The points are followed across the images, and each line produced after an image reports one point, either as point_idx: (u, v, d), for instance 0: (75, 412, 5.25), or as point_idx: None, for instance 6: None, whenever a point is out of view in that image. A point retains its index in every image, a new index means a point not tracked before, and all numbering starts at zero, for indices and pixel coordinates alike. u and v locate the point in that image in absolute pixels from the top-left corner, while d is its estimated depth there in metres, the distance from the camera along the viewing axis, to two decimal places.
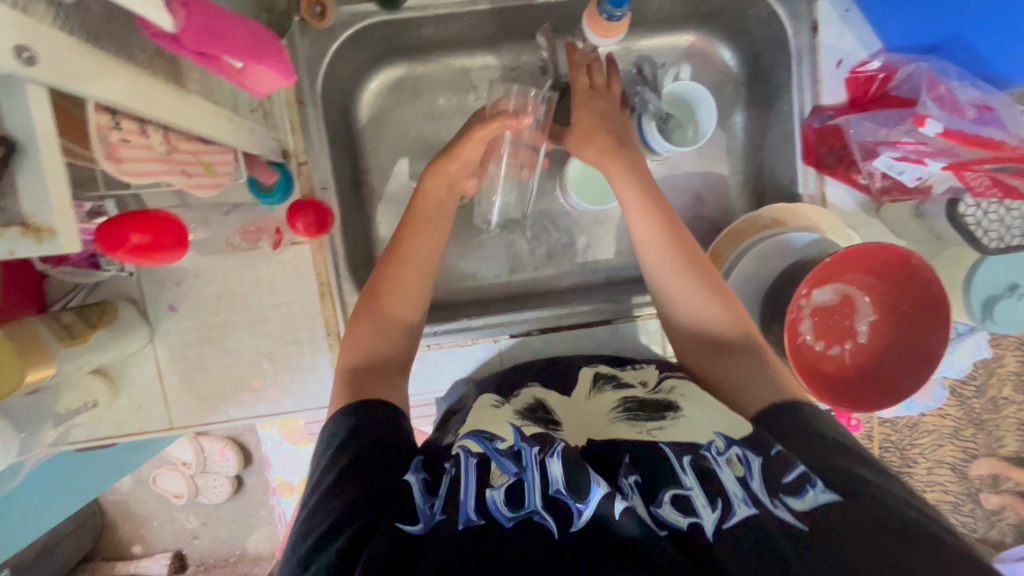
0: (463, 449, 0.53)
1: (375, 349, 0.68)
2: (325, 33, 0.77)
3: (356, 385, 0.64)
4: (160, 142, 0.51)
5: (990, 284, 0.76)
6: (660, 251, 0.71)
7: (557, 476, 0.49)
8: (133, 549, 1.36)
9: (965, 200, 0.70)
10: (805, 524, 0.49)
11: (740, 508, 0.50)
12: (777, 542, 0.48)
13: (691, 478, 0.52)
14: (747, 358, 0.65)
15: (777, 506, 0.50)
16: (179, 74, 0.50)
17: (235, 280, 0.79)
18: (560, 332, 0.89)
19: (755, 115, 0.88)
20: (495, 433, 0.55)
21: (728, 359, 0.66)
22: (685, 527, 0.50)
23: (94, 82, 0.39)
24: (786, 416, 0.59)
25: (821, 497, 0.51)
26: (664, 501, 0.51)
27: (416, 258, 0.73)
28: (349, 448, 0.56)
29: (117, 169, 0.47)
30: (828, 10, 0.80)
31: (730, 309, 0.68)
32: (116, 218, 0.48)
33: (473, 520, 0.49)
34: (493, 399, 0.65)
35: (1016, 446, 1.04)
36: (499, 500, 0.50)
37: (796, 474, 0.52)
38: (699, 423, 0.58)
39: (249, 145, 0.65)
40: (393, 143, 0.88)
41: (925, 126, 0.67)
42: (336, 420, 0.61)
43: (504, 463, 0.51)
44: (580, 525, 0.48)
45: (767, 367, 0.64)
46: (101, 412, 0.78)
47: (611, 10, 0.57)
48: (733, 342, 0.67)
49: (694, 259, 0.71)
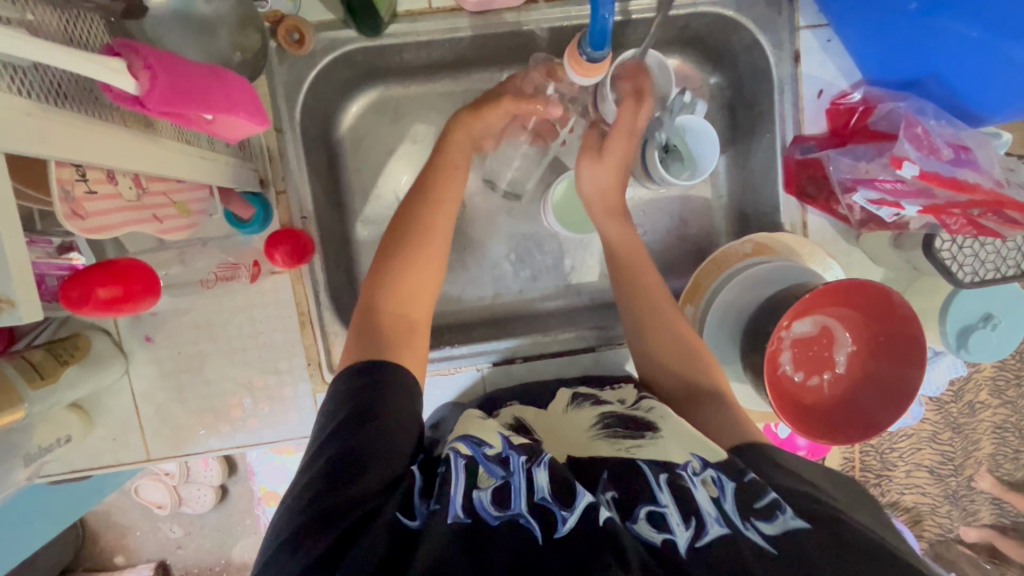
0: (453, 451, 0.57)
1: (395, 288, 0.68)
2: (304, 59, 0.75)
3: (372, 330, 0.65)
4: (130, 187, 0.50)
5: (966, 312, 0.78)
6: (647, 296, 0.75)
7: (542, 485, 0.53)
8: (116, 561, 1.35)
9: (940, 236, 0.70)
10: (776, 547, 0.48)
11: (713, 527, 0.50)
12: (747, 560, 0.48)
13: (666, 495, 0.53)
14: (716, 404, 0.67)
15: (749, 528, 0.50)
16: (147, 121, 0.49)
17: (213, 310, 0.77)
18: (544, 360, 0.88)
19: (739, 140, 0.88)
20: (484, 439, 0.59)
21: (699, 403, 0.67)
22: (659, 543, 0.50)
23: (53, 140, 0.37)
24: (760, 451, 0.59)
25: (792, 522, 0.50)
26: (639, 517, 0.52)
27: (401, 270, 0.69)
28: (356, 429, 0.56)
29: (82, 228, 0.46)
30: (809, 40, 0.80)
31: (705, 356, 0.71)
32: (78, 274, 0.47)
33: (461, 517, 0.51)
34: (479, 413, 0.67)
35: (991, 449, 1.06)
36: (486, 500, 0.52)
37: (769, 499, 0.52)
38: (675, 438, 0.59)
39: (226, 179, 0.64)
40: (377, 164, 0.88)
41: (902, 168, 0.67)
42: (351, 379, 0.60)
43: (492, 468, 0.54)
44: (564, 532, 0.49)
45: (733, 410, 0.66)
46: (76, 444, 0.76)
47: (591, 52, 0.56)
48: (707, 384, 0.69)
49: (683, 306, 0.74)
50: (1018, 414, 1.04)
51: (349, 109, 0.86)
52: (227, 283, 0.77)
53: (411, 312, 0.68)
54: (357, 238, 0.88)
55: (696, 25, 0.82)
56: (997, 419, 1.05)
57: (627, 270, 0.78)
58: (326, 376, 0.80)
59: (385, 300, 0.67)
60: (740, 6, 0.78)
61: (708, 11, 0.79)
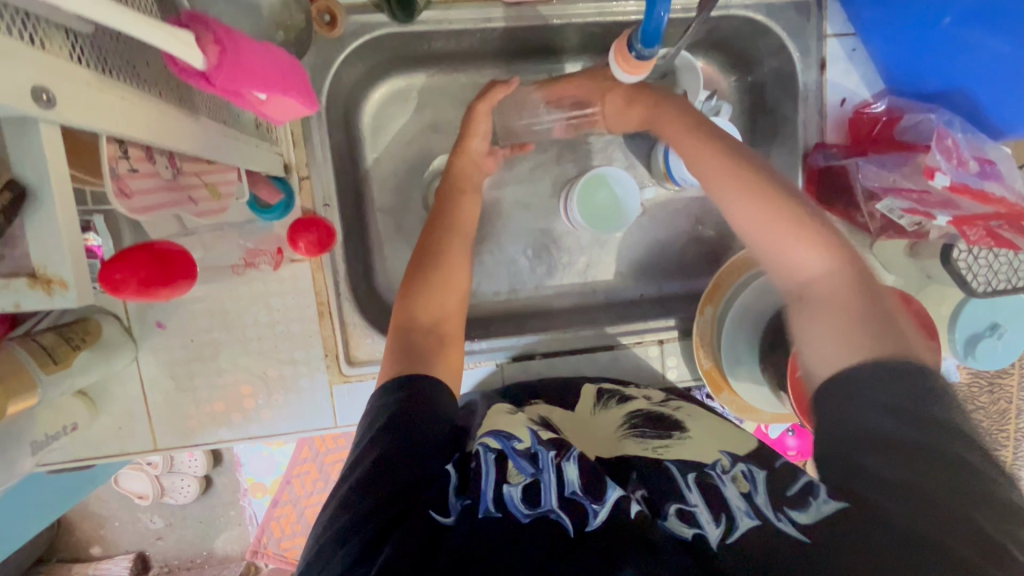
0: (482, 445, 0.56)
1: (427, 307, 0.69)
2: (333, 44, 0.74)
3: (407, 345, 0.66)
4: (166, 166, 0.48)
5: (975, 321, 0.80)
6: (752, 212, 0.61)
7: (572, 479, 0.52)
8: (93, 551, 1.30)
9: (959, 245, 0.72)
10: (809, 536, 0.46)
11: (743, 520, 0.49)
12: (780, 553, 0.46)
13: (696, 496, 0.52)
14: (852, 316, 0.54)
15: (782, 519, 0.48)
16: (187, 97, 0.47)
17: (230, 298, 0.75)
18: (563, 356, 0.88)
19: (758, 144, 0.89)
20: (514, 434, 0.57)
21: (829, 316, 0.55)
22: (690, 538, 0.48)
23: (108, 114, 0.35)
24: (872, 383, 0.50)
25: (826, 507, 0.48)
26: (669, 514, 0.51)
27: (447, 258, 0.73)
28: (395, 429, 0.57)
29: (128, 206, 0.43)
30: (835, 48, 0.80)
31: (835, 262, 0.57)
32: (120, 255, 0.45)
33: (492, 511, 0.50)
34: (508, 406, 0.68)
35: None
36: (516, 496, 0.51)
37: (801, 487, 0.52)
38: (701, 445, 0.62)
39: (255, 161, 0.61)
40: (396, 153, 0.87)
41: (935, 177, 0.69)
42: (383, 392, 0.62)
43: (521, 464, 0.53)
44: (595, 525, 0.49)
45: (873, 326, 0.54)
46: (80, 432, 0.73)
47: (641, 49, 0.56)
48: (841, 299, 0.56)
49: (801, 213, 0.60)
50: (989, 420, 1.08)
51: (372, 96, 0.84)
52: (251, 271, 0.75)
53: (441, 326, 0.69)
54: (375, 228, 0.86)
55: (725, 28, 0.82)
56: None
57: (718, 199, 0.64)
58: (344, 367, 0.79)
59: (414, 312, 0.68)
60: (771, 12, 0.79)
61: (740, 14, 0.79)
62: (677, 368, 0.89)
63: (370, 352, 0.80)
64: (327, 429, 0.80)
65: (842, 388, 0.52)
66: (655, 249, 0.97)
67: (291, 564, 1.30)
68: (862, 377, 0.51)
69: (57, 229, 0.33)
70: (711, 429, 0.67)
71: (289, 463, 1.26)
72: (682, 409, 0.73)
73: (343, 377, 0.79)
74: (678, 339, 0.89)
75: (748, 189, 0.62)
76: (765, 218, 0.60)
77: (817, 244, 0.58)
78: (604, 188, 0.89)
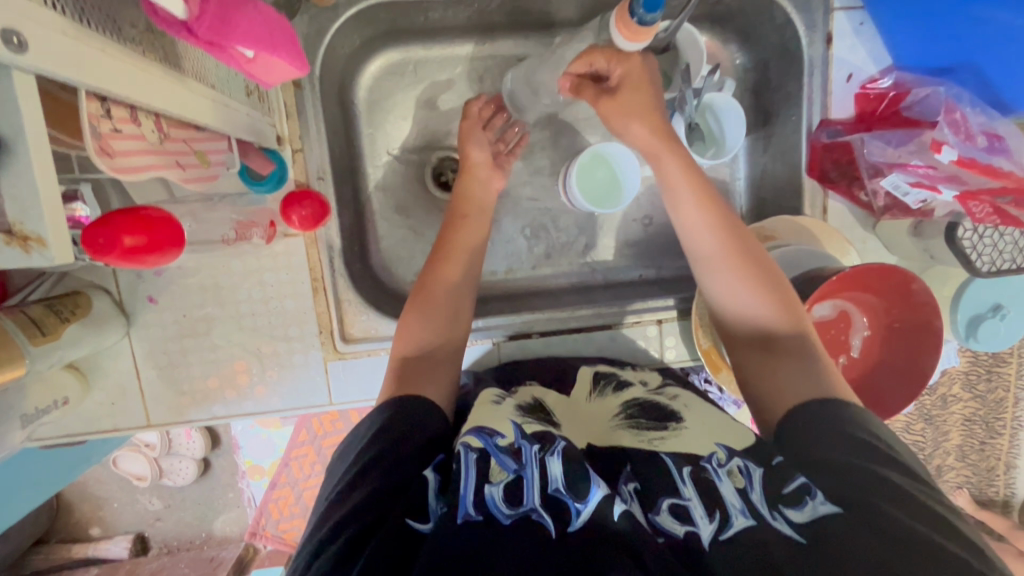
0: (463, 445, 0.55)
1: (422, 337, 0.70)
2: (327, 12, 0.72)
3: (403, 374, 0.67)
4: (153, 131, 0.46)
5: (976, 303, 0.79)
6: (712, 260, 0.69)
7: (556, 475, 0.52)
8: (91, 532, 1.30)
9: (963, 224, 0.71)
10: (803, 535, 0.50)
11: (736, 519, 0.52)
12: (775, 555, 0.49)
13: (690, 488, 0.54)
14: (797, 356, 0.62)
15: (776, 517, 0.52)
16: (173, 57, 0.45)
17: (222, 273, 0.74)
18: (561, 337, 0.87)
19: (760, 122, 0.88)
20: (496, 429, 0.57)
21: (780, 358, 0.63)
22: (682, 536, 0.51)
23: (86, 67, 0.34)
24: (816, 417, 0.57)
25: (821, 508, 0.51)
26: (662, 509, 0.53)
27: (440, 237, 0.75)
28: (379, 437, 0.58)
29: (111, 165, 0.41)
30: (842, 22, 0.78)
31: (788, 306, 0.65)
32: (106, 217, 0.44)
33: (473, 515, 0.50)
34: (494, 394, 0.67)
35: (959, 440, 1.10)
36: (498, 496, 0.51)
37: (796, 486, 0.53)
38: (695, 436, 0.62)
39: (245, 131, 0.60)
40: (391, 128, 0.85)
41: (941, 153, 0.66)
42: (375, 410, 0.63)
43: (504, 460, 0.53)
44: (577, 525, 0.50)
45: (818, 367, 0.62)
46: (71, 408, 0.73)
47: (644, 14, 0.54)
48: (786, 339, 0.64)
49: (759, 261, 0.68)
50: (987, 408, 1.07)
51: (368, 70, 0.83)
52: (242, 243, 0.73)
53: (437, 354, 0.70)
54: (370, 206, 0.85)
55: (728, 1, 0.81)
56: (967, 412, 1.08)
57: (683, 238, 0.72)
58: (339, 344, 0.78)
59: (410, 347, 0.69)
60: None
61: None
62: (675, 349, 0.88)
63: (365, 329, 0.79)
64: (322, 407, 0.79)
65: (799, 425, 0.58)
66: (654, 229, 0.95)
67: (289, 547, 1.30)
68: (811, 416, 0.57)
69: (34, 182, 0.32)
70: (707, 418, 0.67)
71: (287, 446, 1.26)
72: (677, 398, 0.72)
73: (339, 354, 0.78)
74: (676, 319, 0.88)
75: (711, 233, 0.69)
76: (725, 268, 0.68)
77: (765, 283, 0.66)
78: (605, 167, 0.88)
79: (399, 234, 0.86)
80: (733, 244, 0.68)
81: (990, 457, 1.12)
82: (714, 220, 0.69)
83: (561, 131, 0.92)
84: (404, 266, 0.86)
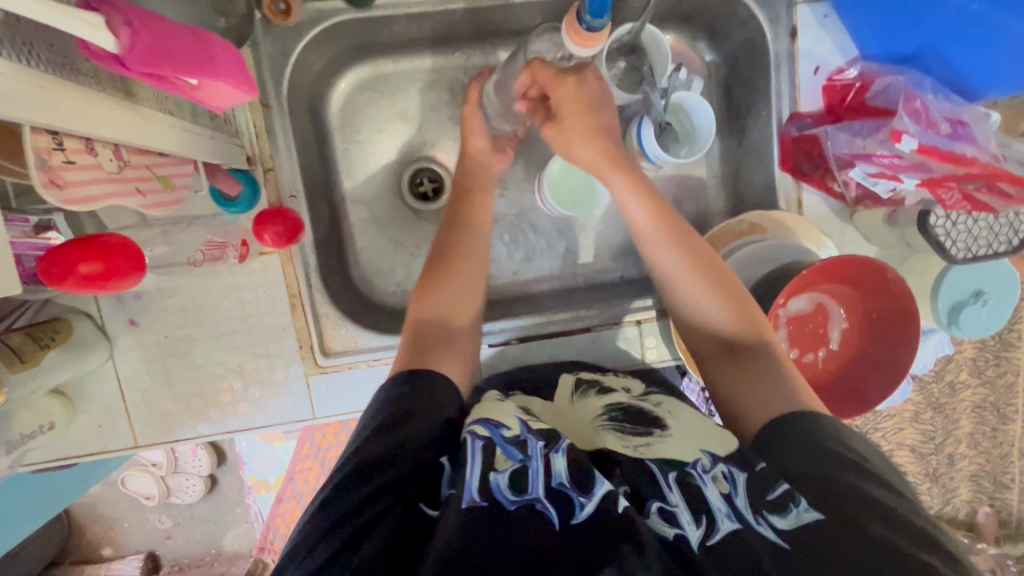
0: (471, 433, 0.56)
1: (438, 304, 0.71)
2: (290, 32, 0.74)
3: (418, 338, 0.68)
4: (111, 159, 0.48)
5: (957, 290, 0.79)
6: (681, 272, 0.70)
7: (560, 470, 0.52)
8: (103, 552, 1.32)
9: (935, 211, 0.71)
10: (786, 542, 0.49)
11: (723, 523, 0.50)
12: (760, 559, 0.47)
13: (676, 495, 0.53)
14: (766, 364, 0.63)
15: (761, 523, 0.50)
16: (129, 88, 0.46)
17: (200, 292, 0.75)
18: (539, 341, 0.87)
19: (733, 118, 0.87)
20: (503, 422, 0.57)
21: (745, 367, 0.64)
22: (671, 538, 0.49)
23: (20, 104, 0.34)
24: (799, 427, 0.56)
25: (806, 516, 0.50)
26: (651, 512, 0.52)
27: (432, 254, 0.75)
28: (394, 424, 0.57)
29: (60, 196, 0.43)
30: (806, 15, 0.78)
31: (755, 322, 0.66)
32: (61, 250, 0.50)
33: (478, 500, 0.50)
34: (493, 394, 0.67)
35: (970, 427, 1.08)
36: (504, 483, 0.52)
37: (781, 492, 0.52)
38: (685, 441, 0.61)
39: (211, 154, 0.61)
40: (364, 142, 0.86)
41: (901, 141, 0.69)
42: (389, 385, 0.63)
43: (510, 451, 0.54)
44: (582, 517, 0.49)
45: (781, 372, 0.62)
46: (58, 431, 0.74)
47: (591, 20, 0.55)
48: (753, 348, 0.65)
49: (720, 274, 0.69)
50: (996, 394, 1.06)
51: (338, 86, 0.84)
52: (214, 264, 0.73)
53: (453, 321, 0.71)
54: (348, 220, 0.86)
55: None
56: (976, 398, 1.06)
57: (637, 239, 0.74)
58: (319, 358, 0.78)
59: (423, 308, 0.71)
60: None
61: None
62: (657, 348, 0.88)
63: (344, 342, 0.80)
64: (306, 421, 0.80)
65: (779, 433, 0.57)
66: None
67: None
68: (796, 421, 0.57)
69: None
70: (692, 423, 0.65)
71: (292, 459, 1.27)
72: (663, 404, 0.71)
73: (320, 368, 0.79)
74: (655, 320, 0.88)
75: (685, 261, 0.70)
76: (690, 276, 0.70)
77: (728, 296, 0.68)
78: (580, 171, 0.88)
79: (378, 247, 0.87)
80: (692, 258, 0.70)
81: (1002, 443, 1.09)
82: (666, 234, 0.72)
83: (534, 135, 0.92)
84: (384, 277, 0.87)
